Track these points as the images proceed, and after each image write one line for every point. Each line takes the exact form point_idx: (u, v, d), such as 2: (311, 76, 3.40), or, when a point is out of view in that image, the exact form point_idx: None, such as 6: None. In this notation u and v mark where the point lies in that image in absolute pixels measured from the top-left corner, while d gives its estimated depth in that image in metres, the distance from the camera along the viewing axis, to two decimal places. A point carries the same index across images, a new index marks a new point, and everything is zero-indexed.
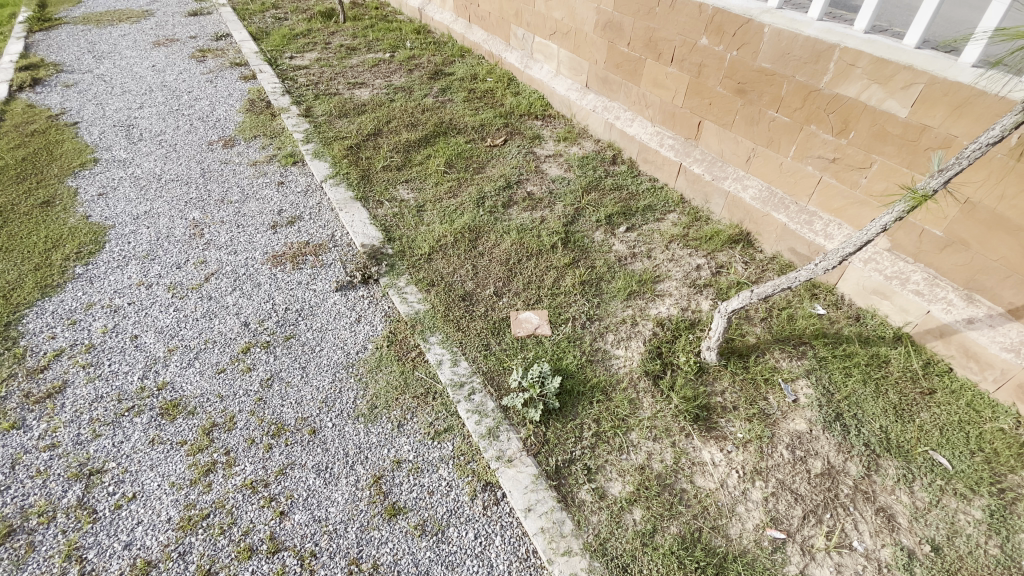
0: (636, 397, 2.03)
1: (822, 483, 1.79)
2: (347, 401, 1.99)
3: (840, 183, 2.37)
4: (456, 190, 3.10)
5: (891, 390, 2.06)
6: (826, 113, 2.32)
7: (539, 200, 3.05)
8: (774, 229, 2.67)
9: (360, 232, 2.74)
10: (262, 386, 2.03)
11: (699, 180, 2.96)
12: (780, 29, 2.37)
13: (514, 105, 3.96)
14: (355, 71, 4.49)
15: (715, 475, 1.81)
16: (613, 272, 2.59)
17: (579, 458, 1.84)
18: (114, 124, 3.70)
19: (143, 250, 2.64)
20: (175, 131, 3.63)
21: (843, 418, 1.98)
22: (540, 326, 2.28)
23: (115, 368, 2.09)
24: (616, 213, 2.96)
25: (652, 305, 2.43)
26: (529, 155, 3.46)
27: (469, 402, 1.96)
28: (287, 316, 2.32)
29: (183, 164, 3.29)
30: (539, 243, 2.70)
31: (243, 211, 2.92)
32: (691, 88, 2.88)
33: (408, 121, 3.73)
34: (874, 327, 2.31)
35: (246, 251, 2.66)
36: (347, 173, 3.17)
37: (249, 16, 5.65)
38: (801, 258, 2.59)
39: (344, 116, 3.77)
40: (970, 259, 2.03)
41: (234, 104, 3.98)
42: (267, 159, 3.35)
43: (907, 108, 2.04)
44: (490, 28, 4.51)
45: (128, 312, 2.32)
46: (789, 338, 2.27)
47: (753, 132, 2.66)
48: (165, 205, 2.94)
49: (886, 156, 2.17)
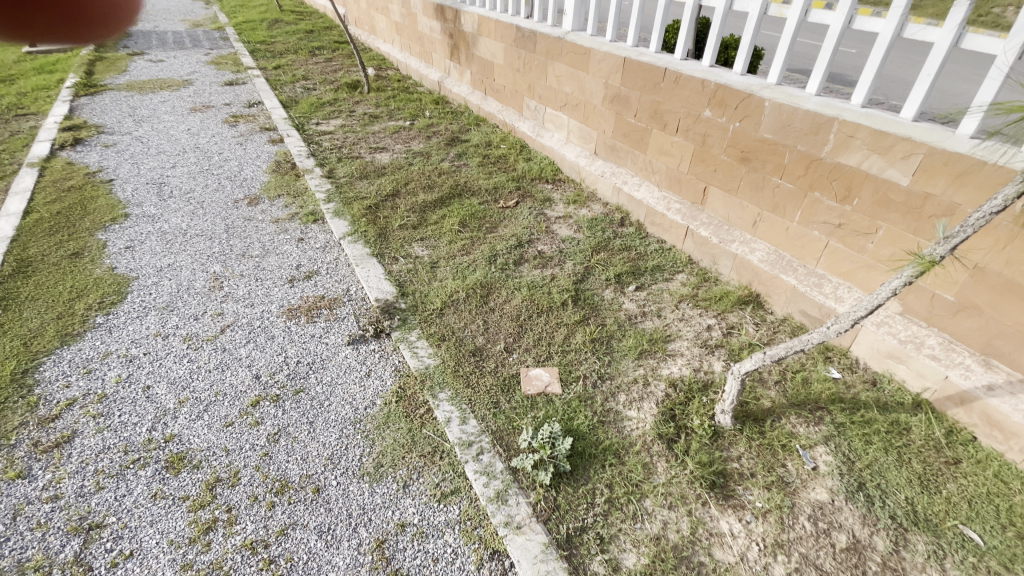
0: (650, 462, 1.98)
1: (848, 559, 1.69)
2: (353, 458, 1.96)
3: (847, 248, 2.41)
4: (469, 247, 3.19)
5: (914, 459, 1.98)
6: (829, 181, 2.40)
7: (549, 258, 3.12)
8: (784, 291, 2.69)
9: (374, 287, 2.80)
10: (269, 441, 2.01)
11: (706, 242, 3.03)
12: (779, 102, 2.50)
13: (526, 169, 4.14)
14: (377, 137, 4.76)
15: (734, 547, 1.72)
16: (624, 330, 2.59)
17: (591, 525, 1.76)
18: (147, 182, 3.91)
19: (163, 301, 2.71)
20: (204, 189, 3.82)
21: (866, 488, 1.90)
22: (550, 384, 2.26)
23: (124, 419, 2.08)
24: (625, 272, 3.00)
25: (664, 366, 2.41)
26: (540, 216, 3.58)
27: (477, 463, 1.92)
28: (298, 370, 2.33)
29: (209, 220, 3.43)
30: (549, 300, 2.73)
31: (263, 265, 3.01)
32: (696, 156, 3.01)
33: (425, 183, 3.90)
34: (892, 393, 2.26)
35: (263, 304, 2.71)
36: (365, 231, 3.28)
37: (281, 86, 6.09)
38: (813, 320, 2.58)
39: (365, 177, 3.96)
40: (984, 323, 2.02)
41: (261, 165, 4.20)
42: (289, 216, 3.50)
43: (908, 177, 2.11)
44: (504, 99, 4.81)
45: (142, 363, 2.34)
46: (805, 403, 2.23)
47: (758, 198, 2.75)
48: (188, 259, 3.04)
49: (892, 222, 2.22)
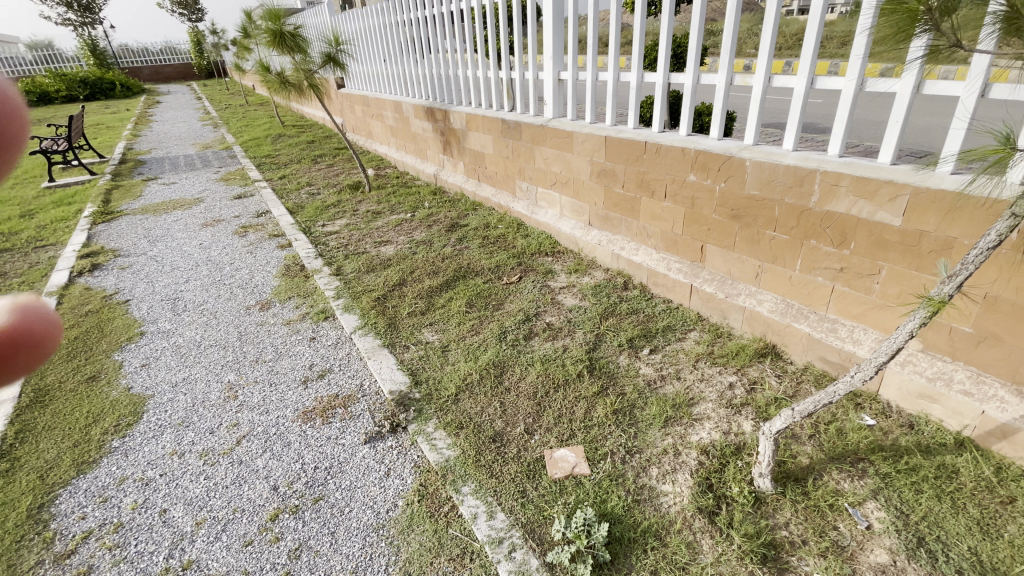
0: (694, 540, 1.86)
1: None
2: (378, 569, 1.85)
3: (854, 290, 2.42)
4: (478, 327, 3.22)
5: (971, 504, 1.86)
6: (822, 228, 2.46)
7: (559, 329, 3.13)
8: (799, 339, 2.67)
9: (387, 379, 2.79)
10: (290, 558, 1.91)
11: (712, 298, 3.05)
12: (759, 161, 2.62)
13: (525, 246, 4.27)
14: (380, 231, 4.97)
15: None
16: (645, 397, 2.54)
17: None
18: (161, 298, 4.03)
19: (179, 417, 2.70)
20: (216, 299, 3.93)
21: (928, 544, 1.76)
22: (577, 465, 2.18)
23: (141, 548, 2.00)
24: (636, 336, 3.00)
25: (692, 431, 2.33)
26: (544, 289, 3.63)
27: (511, 562, 1.81)
28: (316, 476, 2.26)
29: (222, 330, 3.50)
30: (565, 374, 2.70)
31: (276, 368, 3.03)
32: (688, 217, 3.11)
33: (429, 269, 4.01)
34: (932, 434, 2.16)
35: (277, 409, 2.70)
36: (375, 323, 3.33)
37: (287, 193, 6.45)
38: (834, 366, 2.53)
39: (371, 270, 4.09)
40: (1009, 353, 1.97)
41: (271, 270, 4.35)
42: (300, 317, 3.57)
43: (899, 217, 2.17)
44: (497, 183, 5.06)
45: (159, 484, 2.29)
46: (845, 456, 2.13)
47: (756, 251, 2.80)
48: (203, 370, 3.07)
49: (893, 261, 2.24)
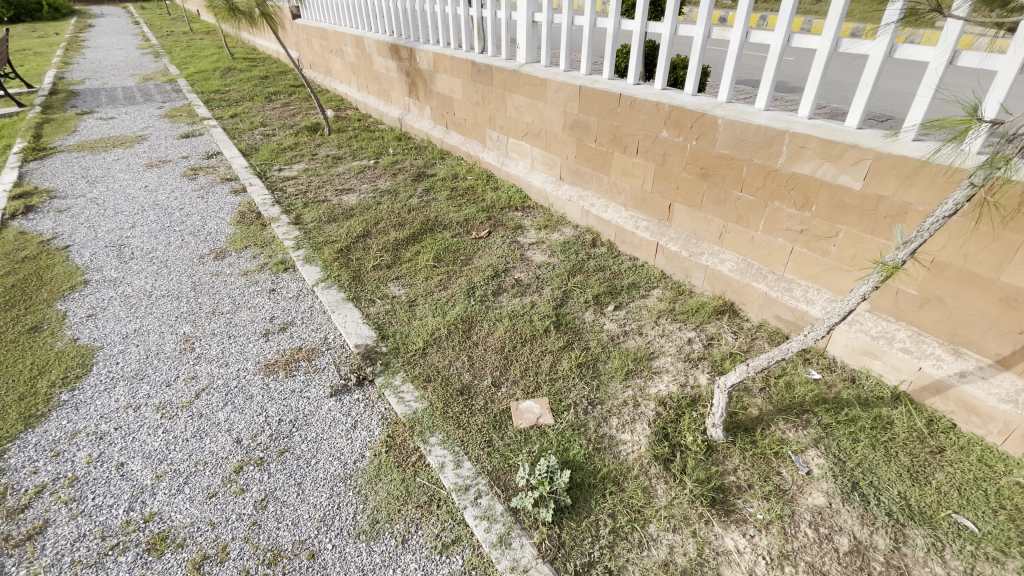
0: (650, 485, 1.97)
1: (853, 562, 1.71)
2: (347, 517, 1.88)
3: (812, 252, 2.51)
4: (446, 282, 3.18)
5: (901, 453, 2.04)
6: (787, 190, 2.50)
7: (527, 285, 3.13)
8: (756, 298, 2.77)
9: (353, 333, 2.74)
10: (256, 508, 1.92)
11: (677, 257, 3.10)
12: (732, 120, 2.60)
13: (495, 199, 4.19)
14: (342, 178, 4.75)
15: (742, 564, 1.71)
16: (608, 352, 2.61)
17: (599, 559, 1.73)
18: (106, 245, 3.77)
19: (132, 370, 2.59)
20: (167, 247, 3.71)
21: (860, 487, 1.93)
22: (542, 416, 2.24)
23: (99, 502, 1.96)
24: (603, 293, 3.04)
25: (651, 384, 2.42)
26: (513, 244, 3.60)
27: (476, 508, 1.87)
28: (280, 429, 2.25)
29: (175, 279, 3.33)
30: (532, 329, 2.73)
31: (235, 321, 2.93)
32: (658, 174, 3.10)
33: (395, 221, 3.89)
34: (872, 387, 2.33)
35: (237, 361, 2.63)
36: (338, 275, 3.23)
37: (239, 134, 6.03)
38: (787, 324, 2.66)
39: (333, 220, 3.93)
40: (948, 314, 2.12)
41: (225, 217, 4.12)
42: (258, 268, 3.42)
43: (860, 181, 2.22)
44: (466, 132, 4.88)
45: (114, 438, 2.22)
46: (791, 408, 2.27)
47: (722, 210, 2.84)
48: (155, 322, 2.93)
49: (850, 225, 2.32)
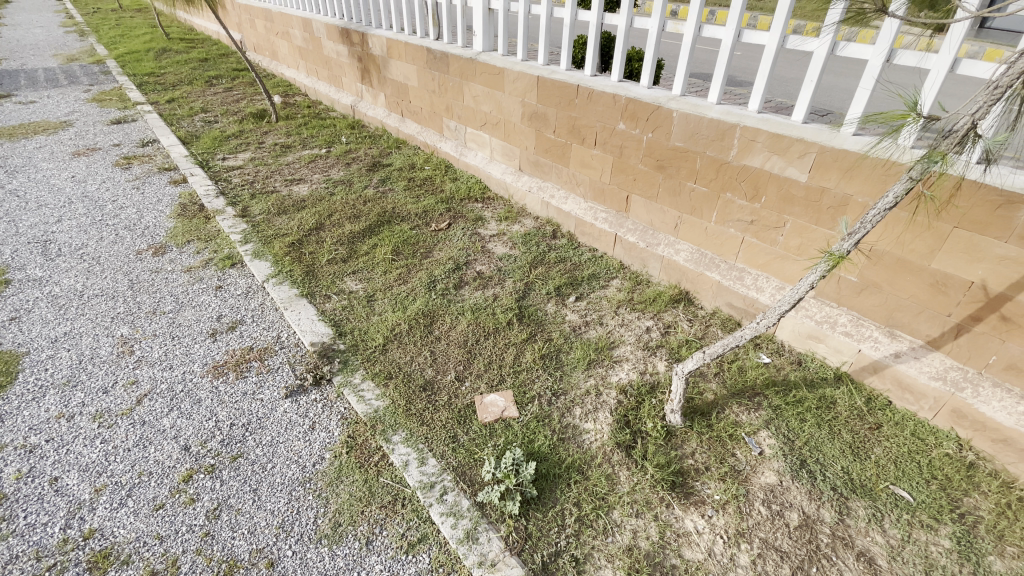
0: (612, 472, 2.01)
1: (802, 536, 1.81)
2: (307, 522, 1.82)
3: (761, 242, 2.61)
4: (406, 276, 3.11)
5: (844, 430, 2.18)
6: (738, 182, 2.58)
7: (489, 278, 3.11)
8: (710, 286, 2.87)
9: (308, 330, 2.64)
10: (208, 518, 1.82)
11: (635, 248, 3.17)
12: (685, 113, 2.66)
13: (453, 190, 4.13)
14: (292, 168, 4.54)
15: (701, 544, 1.78)
16: (570, 343, 2.63)
17: (565, 548, 1.75)
18: (29, 240, 3.45)
19: (64, 376, 2.39)
20: (99, 243, 3.44)
21: (808, 465, 2.05)
22: (506, 409, 2.24)
23: (31, 520, 1.80)
24: (564, 284, 3.06)
25: (612, 372, 2.47)
26: (474, 236, 3.56)
27: (442, 505, 1.85)
28: (232, 433, 2.14)
29: (109, 277, 3.09)
30: (494, 322, 2.71)
31: (178, 320, 2.76)
32: (616, 166, 3.14)
33: (351, 213, 3.77)
34: (816, 369, 2.47)
35: (183, 364, 2.48)
36: (291, 271, 3.10)
37: (178, 120, 5.64)
38: (739, 311, 2.78)
39: (283, 213, 3.76)
40: (885, 299, 2.26)
41: (164, 210, 3.85)
42: (202, 264, 3.23)
43: (805, 174, 2.33)
44: (423, 121, 4.77)
45: (46, 451, 2.05)
46: (744, 391, 2.38)
47: (677, 202, 2.90)
48: (88, 324, 2.72)
49: (797, 216, 2.43)
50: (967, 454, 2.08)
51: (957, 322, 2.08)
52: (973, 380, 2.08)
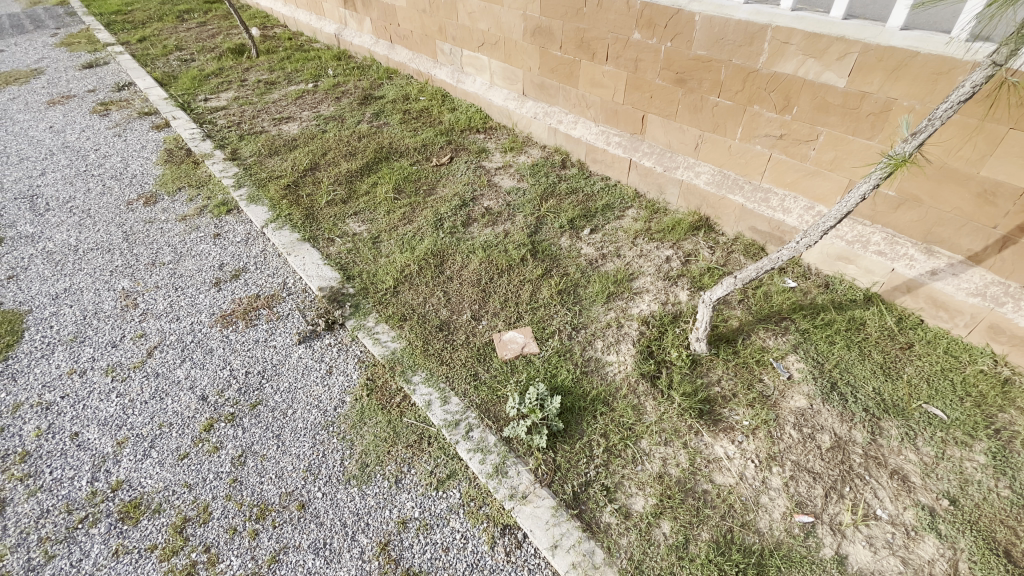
0: (639, 403, 1.96)
1: (835, 457, 1.79)
2: (334, 464, 1.81)
3: (790, 158, 2.43)
4: (410, 215, 2.96)
5: (874, 351, 2.12)
6: (767, 92, 2.37)
7: (498, 213, 2.96)
8: (732, 211, 2.73)
9: (315, 275, 2.54)
10: (235, 465, 1.81)
11: (651, 173, 2.99)
12: (710, 16, 2.41)
13: (452, 122, 3.89)
14: (279, 106, 4.26)
15: (733, 469, 1.76)
16: (588, 276, 2.53)
17: (595, 478, 1.74)
18: (13, 196, 3.27)
19: (69, 333, 2.32)
20: (87, 194, 3.26)
21: (838, 387, 2.01)
22: (526, 345, 2.17)
23: (57, 475, 1.78)
24: (577, 216, 2.92)
25: (633, 304, 2.38)
26: (479, 169, 3.38)
27: (469, 441, 1.83)
28: (249, 381, 2.10)
29: (102, 230, 2.95)
30: (507, 258, 2.60)
31: (179, 271, 2.65)
32: (630, 83, 2.90)
33: (346, 150, 3.56)
34: (845, 291, 2.39)
35: (190, 315, 2.40)
36: (290, 215, 2.96)
37: (152, 61, 5.25)
38: (763, 235, 2.65)
39: (275, 153, 3.55)
40: (925, 213, 2.12)
41: (150, 157, 3.64)
42: (196, 211, 3.07)
43: (844, 78, 2.12)
44: (414, 46, 4.42)
45: (63, 407, 2.00)
46: (770, 317, 2.30)
47: (698, 120, 2.70)
48: (87, 278, 2.61)
49: (831, 126, 2.23)
50: (1002, 370, 2.03)
51: (1003, 234, 1.95)
52: (1015, 294, 1.98)
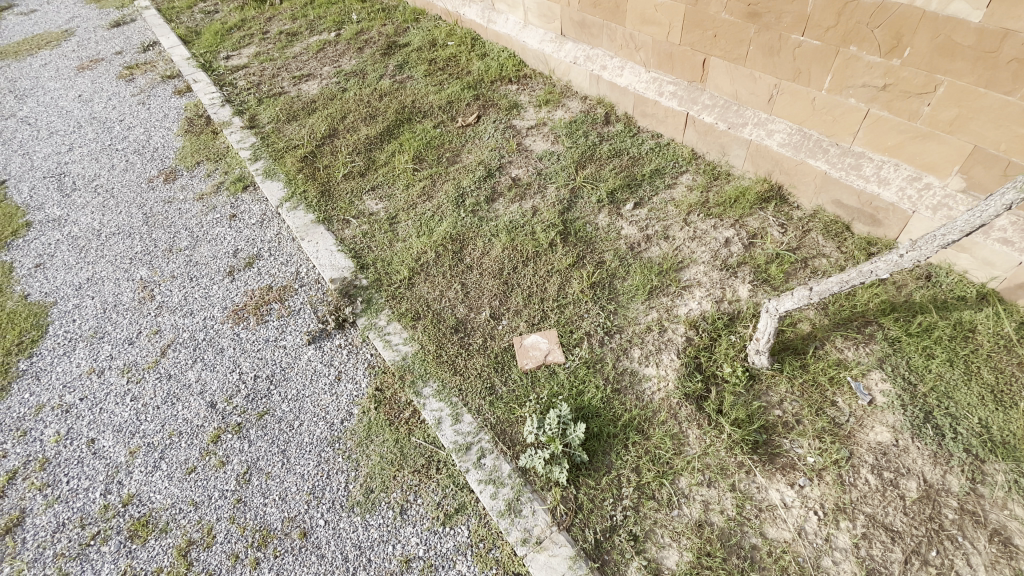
0: (679, 430, 1.68)
1: (922, 512, 1.46)
2: (338, 488, 1.69)
3: (894, 115, 1.90)
4: (430, 190, 2.67)
5: (985, 369, 1.69)
6: (868, 29, 1.82)
7: (527, 185, 2.61)
8: (812, 179, 2.23)
9: (327, 264, 2.36)
10: (240, 483, 1.74)
11: (712, 131, 2.50)
12: None
13: (481, 71, 3.45)
14: (299, 61, 3.96)
15: (789, 521, 1.48)
16: (627, 265, 2.18)
17: (622, 524, 1.52)
18: (45, 175, 3.27)
19: (90, 328, 2.31)
20: (111, 172, 3.21)
21: (933, 418, 1.63)
22: (550, 353, 1.91)
23: (74, 485, 1.80)
24: (619, 187, 2.51)
25: (680, 302, 2.03)
26: (508, 130, 2.98)
27: (480, 471, 1.65)
28: (257, 387, 1.99)
29: (123, 212, 2.89)
30: (534, 243, 2.28)
31: (195, 258, 2.56)
32: (688, 19, 2.37)
33: (366, 112, 3.26)
34: (951, 287, 1.92)
35: (203, 309, 2.31)
36: (304, 192, 2.75)
37: (177, 15, 5.04)
38: (850, 211, 2.16)
39: (293, 118, 3.31)
40: None
41: (171, 127, 3.52)
42: (213, 189, 2.94)
43: (981, 10, 1.58)
44: None
45: (81, 411, 2.01)
46: (851, 321, 1.90)
47: (772, 65, 2.16)
48: (108, 267, 2.58)
49: (956, 75, 1.69)
50: None
51: None
52: None
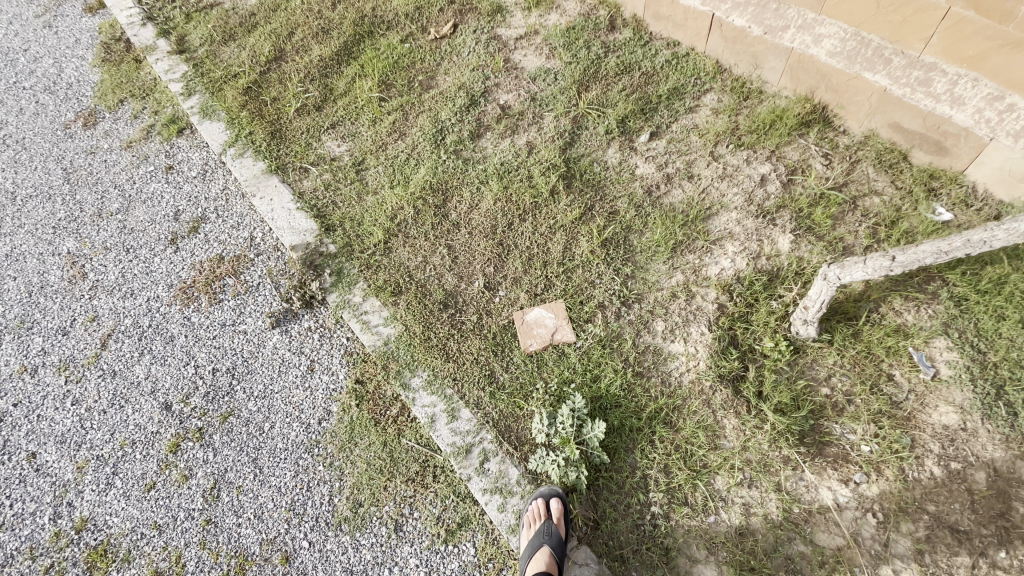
0: (714, 421, 1.44)
1: (992, 508, 1.26)
2: (321, 503, 1.47)
3: (984, 16, 1.48)
4: (403, 125, 2.21)
5: None
6: None
7: (519, 114, 2.15)
8: (866, 98, 1.82)
9: (286, 227, 1.97)
10: (208, 501, 1.51)
11: (742, 36, 2.03)
12: None
13: None
14: None
15: (843, 525, 1.28)
16: (644, 215, 1.82)
17: (651, 535, 1.32)
18: None
19: (15, 316, 1.97)
20: (19, 117, 2.67)
21: (1006, 394, 1.39)
22: (559, 330, 1.62)
23: (17, 509, 1.56)
24: (631, 112, 2.07)
25: (708, 261, 1.71)
26: (492, 42, 2.45)
27: (484, 478, 1.42)
28: (217, 383, 1.71)
29: (38, 168, 2.42)
30: (531, 191, 1.89)
31: (130, 224, 2.15)
32: None
33: (318, 26, 2.67)
34: None
35: (145, 289, 1.96)
36: (252, 134, 2.28)
37: None
38: (908, 136, 1.79)
39: (230, 38, 2.72)
40: None
41: (85, 55, 2.91)
42: (143, 134, 2.46)
43: None
44: None
45: (16, 420, 1.73)
46: (912, 275, 1.60)
47: None
48: (28, 240, 2.18)
49: None
50: None
51: None
52: None
